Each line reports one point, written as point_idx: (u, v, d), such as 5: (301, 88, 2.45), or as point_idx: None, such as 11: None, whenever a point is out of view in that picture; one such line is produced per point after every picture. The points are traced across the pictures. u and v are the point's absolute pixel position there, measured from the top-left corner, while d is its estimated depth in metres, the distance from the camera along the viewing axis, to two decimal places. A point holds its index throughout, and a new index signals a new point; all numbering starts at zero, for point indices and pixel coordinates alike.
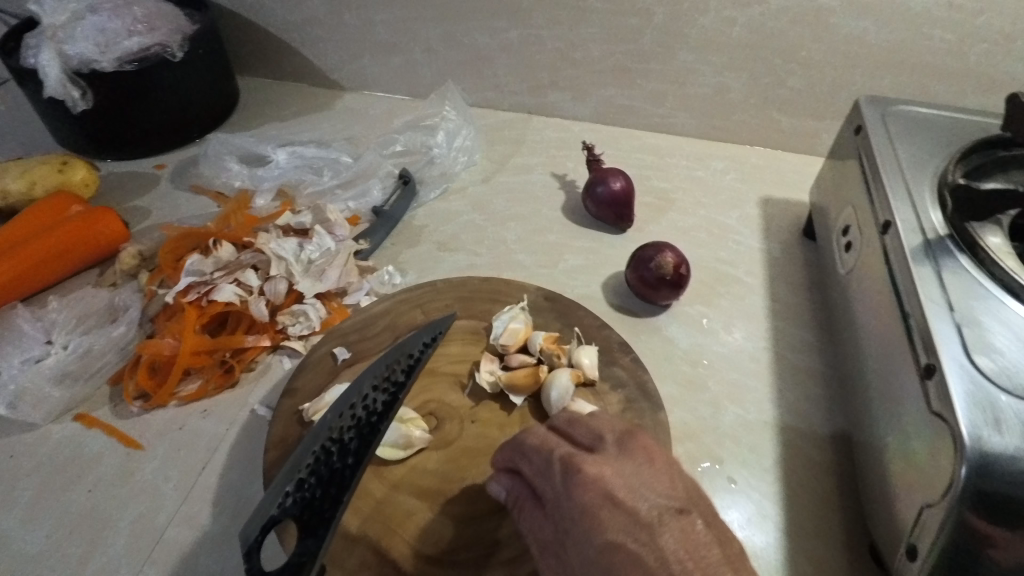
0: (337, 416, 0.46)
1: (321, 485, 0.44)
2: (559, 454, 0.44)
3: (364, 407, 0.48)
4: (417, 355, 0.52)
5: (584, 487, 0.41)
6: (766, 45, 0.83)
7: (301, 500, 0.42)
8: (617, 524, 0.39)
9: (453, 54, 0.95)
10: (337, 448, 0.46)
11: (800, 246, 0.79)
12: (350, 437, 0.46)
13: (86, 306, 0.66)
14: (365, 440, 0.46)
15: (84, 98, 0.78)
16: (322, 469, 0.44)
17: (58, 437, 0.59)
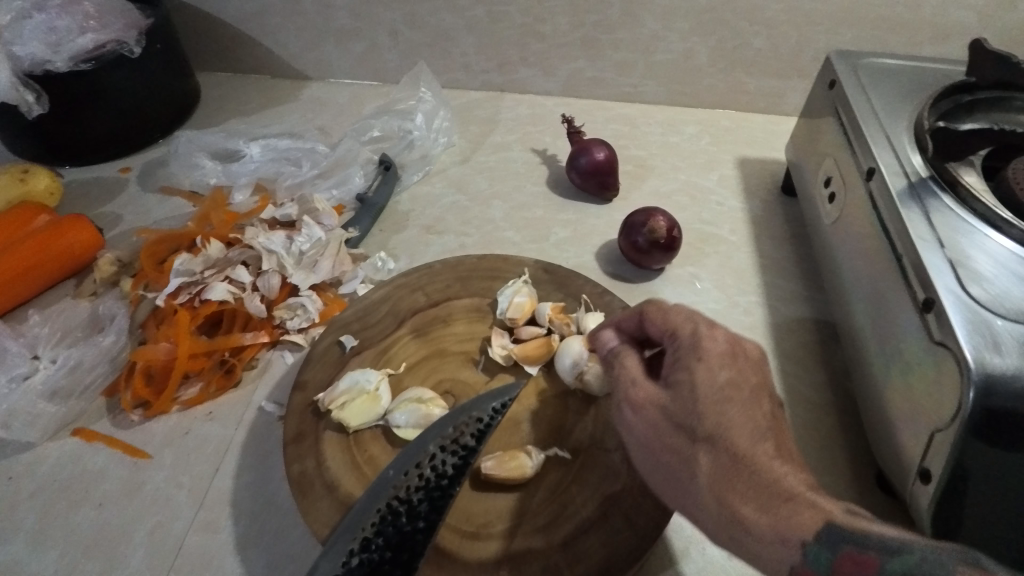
0: (401, 475, 0.46)
1: (388, 548, 0.43)
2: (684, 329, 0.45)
3: (432, 468, 0.47)
4: (487, 418, 0.50)
5: (655, 403, 0.42)
6: (731, 7, 0.84)
7: (366, 562, 0.42)
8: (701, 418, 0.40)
9: (418, 36, 0.93)
10: (404, 509, 0.45)
11: (778, 202, 0.82)
12: (417, 498, 0.46)
13: (68, 321, 0.64)
14: (433, 503, 0.45)
15: (39, 101, 0.73)
16: (388, 530, 0.44)
17: (57, 455, 0.56)
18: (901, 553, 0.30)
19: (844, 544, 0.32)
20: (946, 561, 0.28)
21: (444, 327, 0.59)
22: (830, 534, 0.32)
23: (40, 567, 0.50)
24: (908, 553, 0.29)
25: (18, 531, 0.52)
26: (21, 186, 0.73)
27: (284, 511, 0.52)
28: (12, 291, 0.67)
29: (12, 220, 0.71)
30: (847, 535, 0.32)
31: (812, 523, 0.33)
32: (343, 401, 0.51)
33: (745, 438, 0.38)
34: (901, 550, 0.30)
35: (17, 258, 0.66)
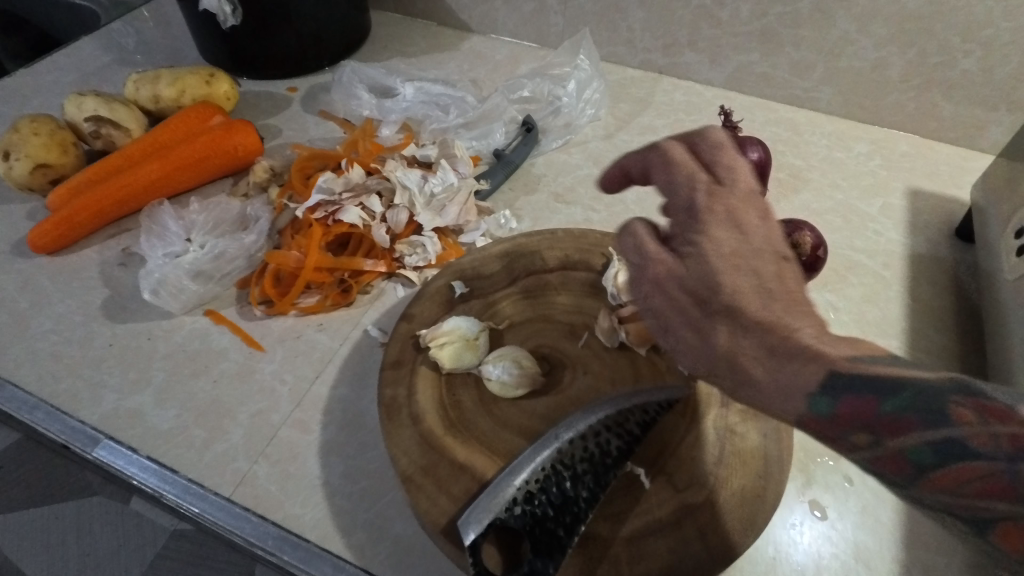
0: (569, 442, 0.45)
1: (553, 506, 0.43)
2: (742, 160, 0.36)
3: (597, 443, 0.45)
4: (651, 413, 0.47)
5: (704, 239, 0.32)
6: (945, 18, 0.74)
7: (530, 514, 0.42)
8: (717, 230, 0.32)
9: (588, 3, 0.91)
10: (569, 474, 0.44)
11: (949, 245, 0.72)
12: (583, 468, 0.44)
13: (222, 214, 0.70)
14: (599, 477, 0.44)
15: (234, 14, 0.81)
16: (552, 490, 0.43)
17: (190, 328, 0.63)
18: (900, 393, 0.27)
19: (849, 393, 0.28)
20: (940, 393, 0.27)
21: (553, 295, 0.58)
22: (841, 383, 0.28)
23: (158, 420, 0.56)
24: (907, 386, 0.28)
25: (148, 385, 0.58)
26: (206, 88, 0.81)
27: (368, 430, 0.55)
28: (182, 178, 0.74)
29: (193, 116, 0.78)
30: (852, 380, 0.28)
31: (818, 374, 0.28)
32: (443, 342, 0.52)
33: (767, 283, 0.30)
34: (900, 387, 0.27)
35: (192, 150, 0.73)
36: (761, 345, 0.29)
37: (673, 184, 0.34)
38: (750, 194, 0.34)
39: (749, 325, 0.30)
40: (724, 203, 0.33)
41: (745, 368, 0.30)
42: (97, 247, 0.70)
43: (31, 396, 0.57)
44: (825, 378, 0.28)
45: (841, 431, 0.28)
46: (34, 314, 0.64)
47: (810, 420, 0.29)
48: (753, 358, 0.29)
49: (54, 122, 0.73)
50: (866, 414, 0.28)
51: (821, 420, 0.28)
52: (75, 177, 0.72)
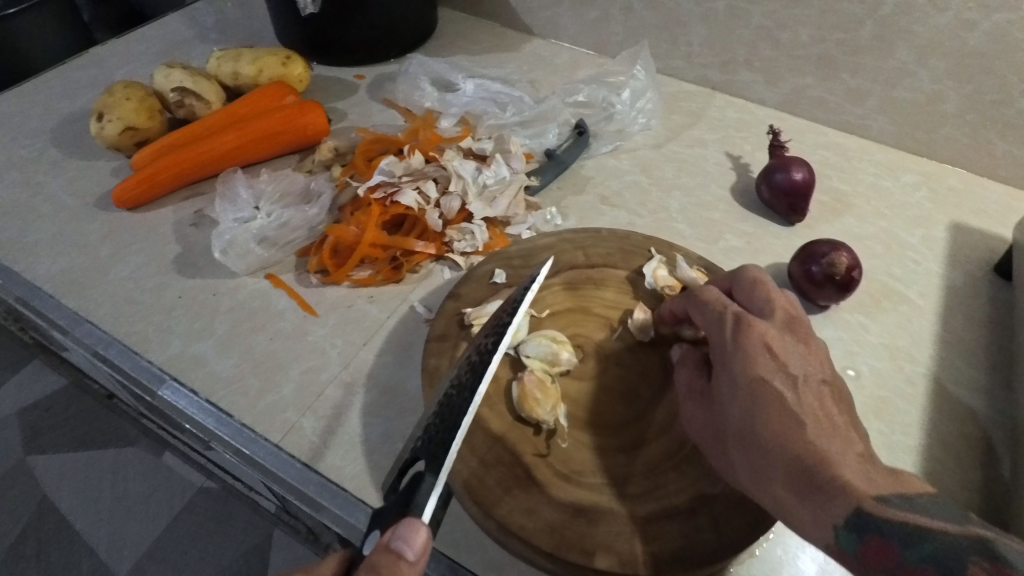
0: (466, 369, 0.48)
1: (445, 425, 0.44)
2: (731, 311, 0.48)
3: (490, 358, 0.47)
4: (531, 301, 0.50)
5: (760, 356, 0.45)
6: (1005, 56, 0.75)
7: (425, 436, 0.44)
8: (780, 382, 0.44)
9: (651, 15, 0.94)
10: (463, 386, 0.46)
11: (989, 282, 0.72)
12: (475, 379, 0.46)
13: (289, 185, 0.74)
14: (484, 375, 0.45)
15: (314, 2, 0.86)
16: (446, 410, 0.45)
17: (252, 288, 0.67)
18: (921, 544, 0.33)
19: (875, 535, 0.35)
20: (963, 552, 0.32)
21: (593, 290, 0.61)
22: (865, 523, 0.36)
23: (218, 368, 0.61)
24: (930, 542, 0.33)
25: (210, 335, 0.63)
26: (282, 68, 0.86)
27: (408, 396, 0.59)
28: (255, 151, 0.79)
29: (268, 94, 0.84)
30: (878, 523, 0.35)
31: (846, 509, 0.37)
32: (485, 321, 0.56)
33: (803, 412, 0.42)
34: (922, 540, 0.33)
35: (266, 124, 0.78)
36: (789, 465, 0.40)
37: (709, 316, 0.49)
38: (787, 317, 0.48)
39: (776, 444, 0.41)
40: (771, 339, 0.46)
41: (773, 493, 0.41)
42: (172, 207, 0.76)
43: (106, 334, 0.63)
44: (852, 517, 0.36)
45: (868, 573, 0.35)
46: (112, 262, 0.70)
47: (836, 551, 0.37)
48: (787, 485, 0.40)
49: (144, 89, 0.80)
50: (889, 560, 0.35)
51: (850, 558, 0.36)
52: (160, 141, 0.78)
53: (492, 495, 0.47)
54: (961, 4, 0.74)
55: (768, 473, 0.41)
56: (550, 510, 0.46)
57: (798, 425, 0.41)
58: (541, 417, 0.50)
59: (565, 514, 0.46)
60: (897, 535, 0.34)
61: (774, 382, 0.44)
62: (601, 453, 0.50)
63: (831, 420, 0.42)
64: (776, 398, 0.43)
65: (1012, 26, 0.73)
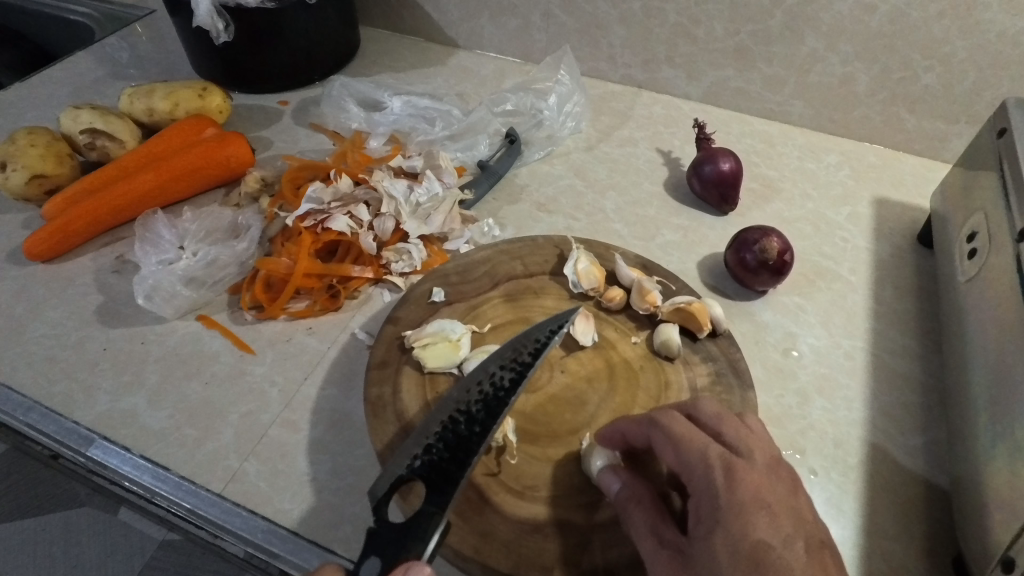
0: (463, 392, 0.49)
1: (447, 450, 0.45)
2: (714, 452, 0.42)
3: (490, 384, 0.49)
4: (543, 340, 0.52)
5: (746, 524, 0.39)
6: (905, 36, 0.79)
7: (430, 462, 0.45)
8: (712, 487, 0.41)
9: (571, 20, 0.95)
10: (463, 418, 0.47)
11: (912, 252, 0.75)
12: (476, 408, 0.48)
13: (215, 222, 0.71)
14: (489, 411, 0.47)
15: (227, 30, 0.83)
16: (449, 436, 0.46)
17: (183, 332, 0.64)
18: None
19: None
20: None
21: (534, 299, 0.61)
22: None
23: (151, 420, 0.58)
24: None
25: (141, 386, 0.60)
26: (199, 101, 0.83)
27: (355, 427, 0.57)
28: (177, 189, 0.76)
29: (187, 128, 0.81)
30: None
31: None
32: (426, 342, 0.54)
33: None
34: None
35: (186, 160, 0.75)
36: (743, 562, 0.38)
37: (688, 461, 0.42)
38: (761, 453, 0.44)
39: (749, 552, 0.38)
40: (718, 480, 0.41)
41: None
42: (91, 256, 0.72)
43: (26, 398, 0.59)
44: None
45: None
46: (28, 319, 0.66)
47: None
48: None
49: (51, 134, 0.76)
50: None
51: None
52: (72, 187, 0.74)
53: (448, 522, 0.45)
54: None
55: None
56: (504, 529, 0.45)
57: (727, 543, 0.38)
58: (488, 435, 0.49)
59: (522, 529, 0.46)
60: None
61: (772, 543, 0.38)
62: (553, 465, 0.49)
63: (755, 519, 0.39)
64: (738, 489, 0.40)
65: (907, 7, 0.76)
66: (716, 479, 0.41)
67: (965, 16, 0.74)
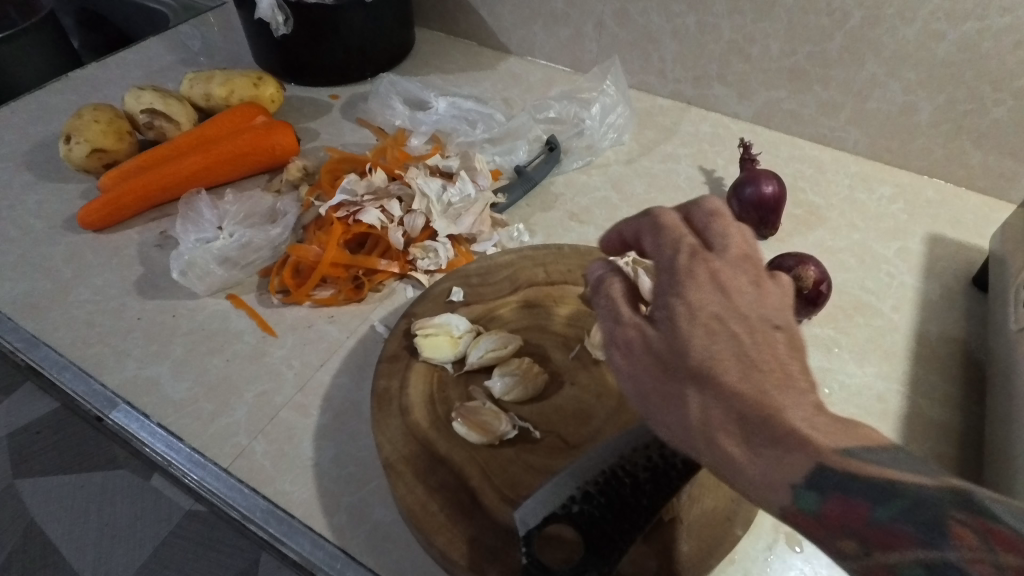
0: (630, 447, 0.45)
1: (608, 509, 0.43)
2: (688, 242, 0.38)
3: (661, 448, 0.45)
4: None
5: (678, 301, 0.35)
6: (973, 66, 0.75)
7: (585, 514, 0.43)
8: (731, 349, 0.33)
9: (623, 32, 0.94)
10: (632, 479, 0.44)
11: (965, 294, 0.71)
12: (645, 474, 0.44)
13: (253, 205, 0.74)
14: (659, 484, 0.44)
15: (286, 23, 0.87)
16: (611, 492, 0.44)
17: (212, 309, 0.67)
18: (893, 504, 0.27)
19: (836, 488, 0.28)
20: (942, 509, 0.26)
21: (552, 307, 0.60)
22: (827, 482, 0.28)
23: (172, 390, 0.60)
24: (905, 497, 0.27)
25: (167, 357, 0.62)
26: (254, 90, 0.86)
27: (362, 418, 0.57)
28: (224, 171, 0.79)
29: (240, 115, 0.84)
30: (844, 479, 0.28)
31: (806, 465, 0.29)
32: (429, 331, 0.55)
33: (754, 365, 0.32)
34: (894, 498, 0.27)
35: (233, 145, 0.78)
36: (713, 398, 0.32)
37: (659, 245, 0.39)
38: (740, 255, 0.38)
39: (720, 392, 0.32)
40: (725, 275, 0.36)
41: (721, 445, 0.32)
42: (138, 229, 0.76)
43: (62, 358, 0.62)
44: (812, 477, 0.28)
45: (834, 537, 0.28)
46: (73, 284, 0.69)
47: (795, 514, 0.29)
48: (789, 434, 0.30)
49: (114, 112, 0.80)
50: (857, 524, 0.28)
51: (808, 518, 0.29)
52: (128, 163, 0.78)
53: (436, 522, 0.45)
54: (928, 13, 0.73)
55: (722, 420, 0.32)
56: (492, 536, 0.44)
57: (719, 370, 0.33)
58: (490, 438, 0.49)
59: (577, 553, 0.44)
60: (868, 490, 0.27)
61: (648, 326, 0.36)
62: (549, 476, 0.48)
63: (785, 373, 0.32)
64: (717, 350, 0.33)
65: (979, 36, 0.72)
66: (626, 310, 0.38)
67: None
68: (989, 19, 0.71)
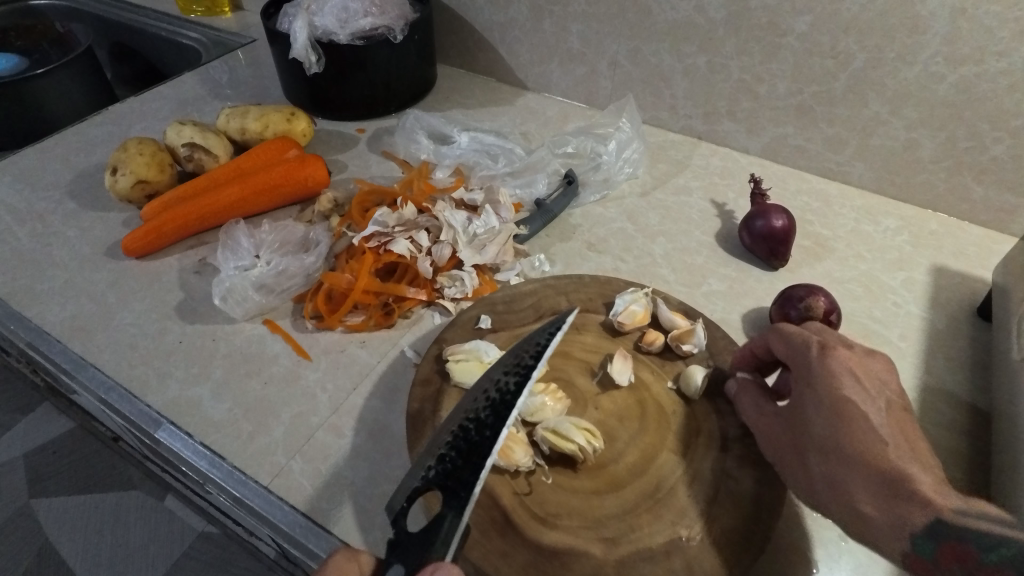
0: (472, 403, 0.51)
1: (461, 457, 0.47)
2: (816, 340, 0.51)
3: (498, 389, 0.51)
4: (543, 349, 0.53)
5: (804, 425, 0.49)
6: (974, 106, 0.78)
7: (440, 472, 0.47)
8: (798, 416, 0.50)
9: (637, 71, 0.99)
10: (472, 425, 0.49)
11: (968, 323, 0.74)
12: (485, 413, 0.50)
13: (287, 235, 0.77)
14: (498, 415, 0.49)
15: (318, 62, 0.92)
16: (461, 444, 0.48)
17: (249, 333, 0.70)
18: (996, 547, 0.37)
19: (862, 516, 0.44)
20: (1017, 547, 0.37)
21: (575, 335, 0.63)
22: (945, 531, 0.40)
23: (213, 410, 0.63)
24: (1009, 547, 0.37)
25: (207, 378, 0.66)
26: (286, 124, 0.91)
27: (394, 439, 0.60)
28: (258, 202, 0.83)
29: (273, 148, 0.88)
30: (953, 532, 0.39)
31: (925, 519, 0.41)
32: (459, 357, 0.58)
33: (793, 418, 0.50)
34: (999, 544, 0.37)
35: (268, 178, 0.82)
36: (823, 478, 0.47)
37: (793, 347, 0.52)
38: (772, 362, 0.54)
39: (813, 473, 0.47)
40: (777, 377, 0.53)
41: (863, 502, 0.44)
42: (177, 256, 0.80)
43: (108, 379, 0.66)
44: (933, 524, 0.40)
45: (945, 575, 0.39)
46: (118, 308, 0.73)
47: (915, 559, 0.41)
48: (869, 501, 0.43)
49: (156, 145, 0.85)
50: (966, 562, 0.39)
51: (927, 563, 0.40)
52: (169, 194, 0.82)
53: (471, 538, 0.48)
54: (928, 57, 0.78)
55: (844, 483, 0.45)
56: (523, 552, 0.47)
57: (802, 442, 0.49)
58: (517, 462, 0.51)
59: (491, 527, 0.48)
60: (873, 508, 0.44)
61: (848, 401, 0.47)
62: (576, 494, 0.51)
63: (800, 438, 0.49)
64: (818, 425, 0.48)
65: (977, 78, 0.76)
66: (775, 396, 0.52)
67: None
68: (986, 63, 0.75)
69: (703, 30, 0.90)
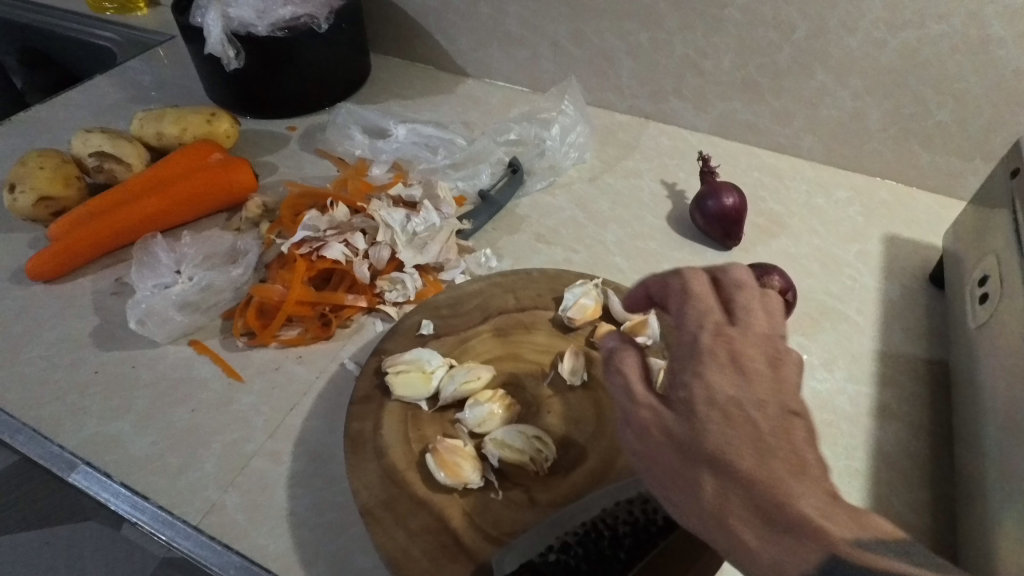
0: (614, 502, 0.45)
1: (585, 561, 0.42)
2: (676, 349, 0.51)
3: (646, 509, 0.45)
4: None
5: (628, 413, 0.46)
6: (917, 71, 0.77)
7: (562, 562, 0.42)
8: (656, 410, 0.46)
9: (579, 52, 0.95)
10: (610, 532, 0.43)
11: (923, 292, 0.73)
12: (626, 531, 0.43)
13: (213, 247, 0.71)
14: (639, 542, 0.43)
15: (238, 58, 0.86)
16: (589, 545, 0.43)
17: (174, 357, 0.64)
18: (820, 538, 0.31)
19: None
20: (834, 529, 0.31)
21: (524, 334, 0.59)
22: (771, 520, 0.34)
23: (134, 447, 0.57)
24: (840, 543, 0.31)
25: (128, 411, 0.60)
26: (207, 126, 0.84)
27: (337, 462, 0.56)
28: (180, 212, 0.77)
29: (194, 153, 0.81)
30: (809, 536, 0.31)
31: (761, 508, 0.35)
32: (401, 368, 0.54)
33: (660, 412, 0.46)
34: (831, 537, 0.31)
35: (188, 186, 0.76)
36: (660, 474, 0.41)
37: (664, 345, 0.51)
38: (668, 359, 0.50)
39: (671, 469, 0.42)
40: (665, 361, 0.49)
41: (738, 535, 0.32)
42: (92, 277, 0.73)
43: (15, 420, 0.59)
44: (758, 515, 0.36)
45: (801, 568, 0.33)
46: (25, 340, 0.66)
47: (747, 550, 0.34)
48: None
49: (61, 156, 0.77)
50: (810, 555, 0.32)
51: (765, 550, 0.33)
52: (77, 210, 0.75)
53: (420, 568, 0.44)
54: (869, 23, 0.76)
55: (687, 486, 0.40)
56: None
57: None
58: (466, 480, 0.47)
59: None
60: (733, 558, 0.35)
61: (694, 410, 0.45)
62: (532, 508, 0.47)
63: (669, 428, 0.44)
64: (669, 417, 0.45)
65: (919, 42, 0.75)
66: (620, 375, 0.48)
67: (979, 52, 0.73)
68: (927, 27, 0.73)
69: (643, 6, 0.86)
